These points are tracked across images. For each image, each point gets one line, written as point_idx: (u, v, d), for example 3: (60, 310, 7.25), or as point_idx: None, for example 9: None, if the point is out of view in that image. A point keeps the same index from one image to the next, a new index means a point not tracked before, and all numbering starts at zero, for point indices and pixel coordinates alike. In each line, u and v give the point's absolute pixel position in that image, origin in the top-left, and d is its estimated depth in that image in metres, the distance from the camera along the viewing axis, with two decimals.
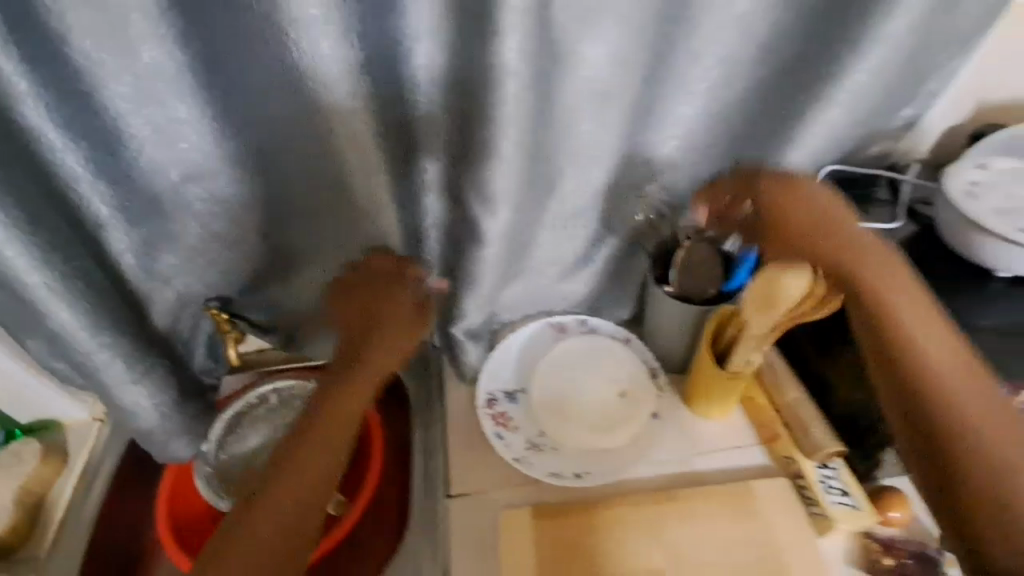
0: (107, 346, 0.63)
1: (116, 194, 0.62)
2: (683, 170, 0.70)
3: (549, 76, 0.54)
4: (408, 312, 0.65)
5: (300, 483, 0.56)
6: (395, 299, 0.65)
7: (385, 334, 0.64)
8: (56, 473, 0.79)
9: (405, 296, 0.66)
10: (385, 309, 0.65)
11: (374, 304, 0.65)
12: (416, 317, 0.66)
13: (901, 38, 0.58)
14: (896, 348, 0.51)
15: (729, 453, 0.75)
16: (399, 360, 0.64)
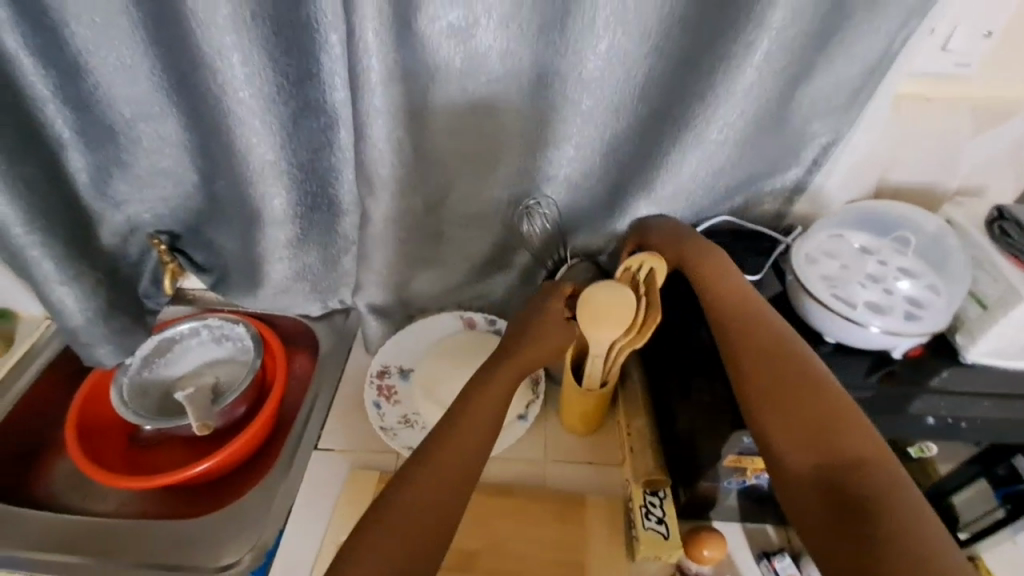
0: (39, 244, 0.72)
1: (77, 119, 0.73)
2: (575, 189, 0.75)
3: (421, 78, 0.61)
4: (559, 322, 0.67)
5: (455, 456, 0.56)
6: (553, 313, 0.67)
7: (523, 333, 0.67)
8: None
9: (553, 305, 0.68)
10: (546, 325, 0.67)
11: (548, 322, 0.67)
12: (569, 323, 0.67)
13: (758, 98, 0.62)
14: (740, 353, 0.58)
15: (580, 466, 0.78)
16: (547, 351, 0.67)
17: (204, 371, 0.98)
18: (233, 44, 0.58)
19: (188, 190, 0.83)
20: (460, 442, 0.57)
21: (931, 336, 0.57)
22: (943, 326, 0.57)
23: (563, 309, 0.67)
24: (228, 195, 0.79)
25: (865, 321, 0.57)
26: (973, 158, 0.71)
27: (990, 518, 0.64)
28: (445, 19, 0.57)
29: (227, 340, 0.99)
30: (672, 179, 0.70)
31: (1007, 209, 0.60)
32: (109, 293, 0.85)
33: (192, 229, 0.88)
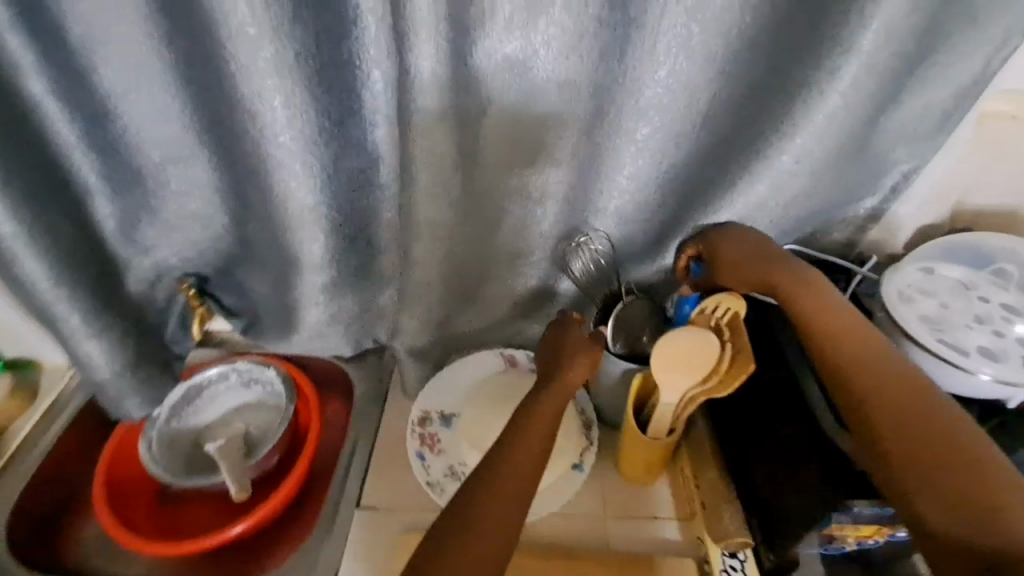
0: (63, 296, 0.68)
1: (103, 165, 0.69)
2: (627, 222, 0.69)
3: (474, 116, 0.56)
4: (577, 340, 0.66)
5: (503, 496, 0.54)
6: (572, 338, 0.66)
7: (551, 361, 0.65)
8: (20, 409, 0.86)
9: (572, 332, 0.67)
10: (570, 350, 0.65)
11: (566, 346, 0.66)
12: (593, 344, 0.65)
13: (843, 126, 0.57)
14: (854, 387, 0.52)
15: (643, 521, 0.72)
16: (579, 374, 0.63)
17: (235, 419, 0.93)
18: (274, 85, 0.53)
19: (217, 234, 0.79)
20: (512, 475, 0.55)
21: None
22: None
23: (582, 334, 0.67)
24: (261, 239, 0.75)
25: (972, 367, 0.51)
26: None
27: None
28: (502, 52, 0.52)
29: (258, 383, 0.95)
30: (738, 210, 0.64)
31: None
32: (136, 343, 0.81)
33: (221, 273, 0.84)
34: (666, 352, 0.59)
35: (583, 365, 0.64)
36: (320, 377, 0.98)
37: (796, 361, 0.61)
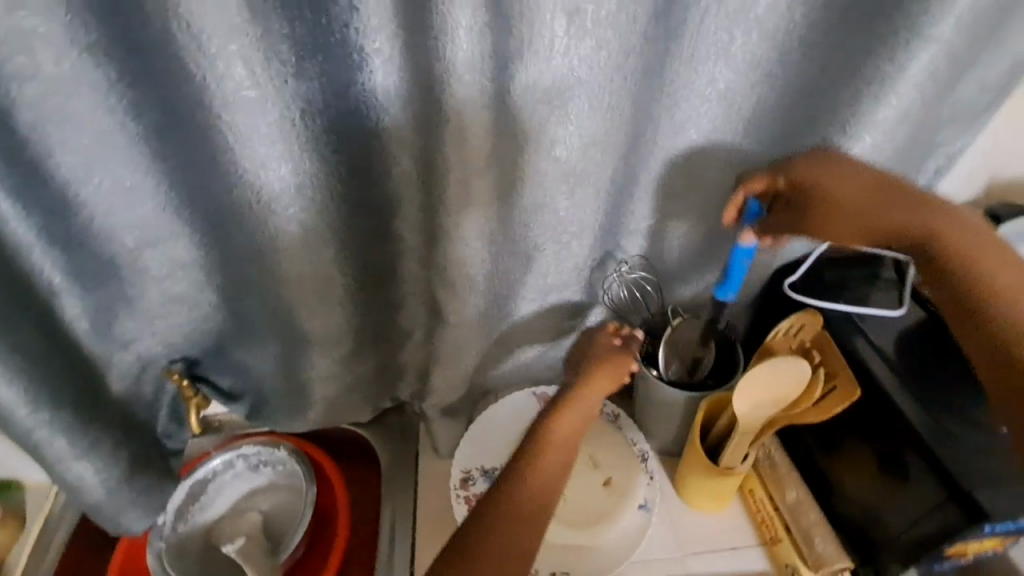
0: (43, 417, 0.59)
1: (68, 259, 0.60)
2: (667, 245, 0.66)
3: (507, 157, 0.51)
4: (602, 347, 0.63)
5: (527, 502, 0.52)
6: (598, 347, 0.62)
7: (581, 374, 0.61)
8: (12, 539, 0.77)
9: (599, 339, 0.63)
10: (596, 362, 0.61)
11: (594, 357, 0.62)
12: (619, 352, 0.62)
13: (891, 116, 0.54)
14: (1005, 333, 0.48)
15: (724, 554, 0.68)
16: (597, 391, 0.60)
17: (247, 510, 0.85)
18: (269, 151, 0.49)
19: (209, 314, 0.70)
20: (533, 485, 0.53)
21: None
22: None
23: (610, 341, 0.63)
24: (263, 314, 0.67)
25: None
26: None
27: None
28: (543, 81, 0.46)
29: (265, 467, 0.86)
30: None
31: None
32: (131, 451, 0.71)
33: (216, 354, 0.75)
34: (758, 378, 0.59)
35: (609, 378, 0.60)
36: (334, 445, 0.90)
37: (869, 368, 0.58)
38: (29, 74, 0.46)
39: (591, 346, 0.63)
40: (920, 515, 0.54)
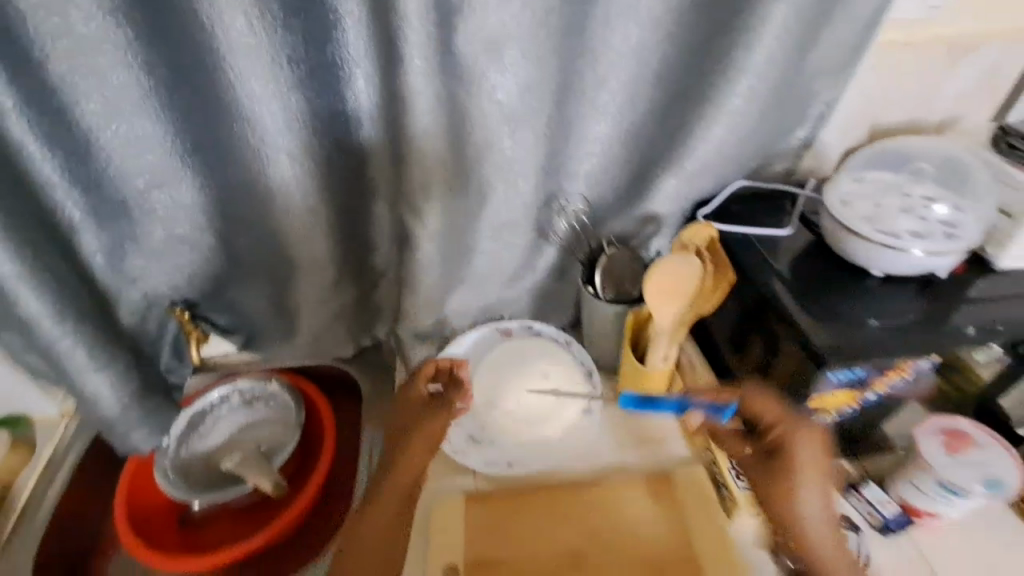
0: (69, 328, 0.69)
1: (87, 198, 0.70)
2: (600, 185, 0.78)
3: (457, 97, 0.63)
4: (419, 404, 0.78)
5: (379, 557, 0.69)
6: (416, 407, 0.78)
7: (407, 416, 0.77)
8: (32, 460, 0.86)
9: (417, 394, 0.78)
10: (417, 411, 0.77)
11: (413, 407, 0.78)
12: (431, 403, 0.78)
13: (776, 64, 0.65)
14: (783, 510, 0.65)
15: (656, 442, 0.80)
16: (420, 446, 0.74)
17: (244, 437, 0.94)
18: (264, 90, 0.59)
19: (208, 254, 0.80)
20: (363, 537, 0.70)
21: (966, 253, 0.61)
22: (977, 240, 0.60)
23: (425, 393, 0.79)
24: (257, 250, 0.78)
25: (907, 247, 0.61)
26: (957, 88, 0.77)
27: None
28: (480, 35, 0.58)
29: (258, 401, 0.96)
30: (693, 159, 0.72)
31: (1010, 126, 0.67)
32: (139, 373, 0.81)
33: (214, 293, 0.85)
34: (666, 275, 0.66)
35: (434, 419, 0.76)
36: (323, 380, 1.00)
37: (767, 274, 0.70)
38: (61, 33, 0.57)
39: (409, 400, 0.78)
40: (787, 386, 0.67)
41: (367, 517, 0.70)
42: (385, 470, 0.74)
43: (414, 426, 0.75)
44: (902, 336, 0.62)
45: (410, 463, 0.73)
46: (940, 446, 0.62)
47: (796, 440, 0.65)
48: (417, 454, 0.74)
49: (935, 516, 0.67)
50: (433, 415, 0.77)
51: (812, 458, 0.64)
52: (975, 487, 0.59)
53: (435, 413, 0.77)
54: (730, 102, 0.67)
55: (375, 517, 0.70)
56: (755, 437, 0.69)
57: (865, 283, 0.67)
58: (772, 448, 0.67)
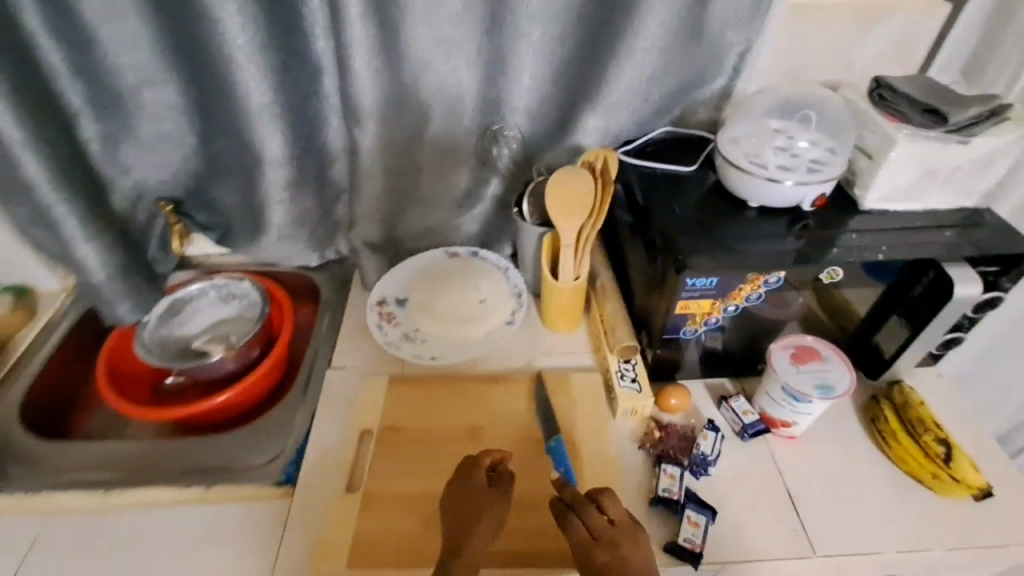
0: (61, 195, 0.81)
1: (87, 88, 0.82)
2: (534, 116, 0.88)
3: (397, 16, 0.74)
4: (480, 489, 0.65)
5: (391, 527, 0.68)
6: (473, 489, 0.65)
7: (464, 503, 0.64)
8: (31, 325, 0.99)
9: (475, 481, 0.66)
10: (481, 500, 0.64)
11: (472, 497, 0.64)
12: (497, 494, 0.65)
13: (674, 8, 0.76)
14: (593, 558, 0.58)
15: (567, 355, 0.90)
16: (486, 530, 0.62)
17: (219, 325, 1.05)
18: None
19: (190, 154, 0.91)
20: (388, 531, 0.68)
21: (829, 184, 0.71)
22: (839, 173, 0.72)
23: (483, 481, 0.66)
24: (230, 151, 0.89)
25: (780, 178, 0.71)
26: (867, 53, 0.85)
27: (900, 340, 0.76)
28: None
29: (233, 297, 1.06)
30: (613, 96, 0.83)
31: (881, 79, 0.75)
32: (124, 251, 0.93)
33: (194, 191, 0.96)
34: (560, 191, 0.77)
35: (495, 509, 0.64)
36: (292, 288, 1.11)
37: (672, 203, 0.78)
38: None
39: (468, 489, 0.65)
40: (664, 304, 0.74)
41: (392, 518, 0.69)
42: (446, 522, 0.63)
43: (482, 512, 0.63)
44: (772, 257, 0.69)
45: (477, 531, 0.62)
46: (789, 359, 0.71)
47: (627, 538, 0.60)
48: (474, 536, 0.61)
49: (790, 427, 0.75)
50: (490, 508, 0.63)
51: (640, 558, 0.59)
52: (810, 391, 0.68)
53: (490, 501, 0.64)
54: (637, 44, 0.78)
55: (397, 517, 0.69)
56: (580, 509, 0.62)
57: (747, 213, 0.75)
58: (603, 535, 0.60)
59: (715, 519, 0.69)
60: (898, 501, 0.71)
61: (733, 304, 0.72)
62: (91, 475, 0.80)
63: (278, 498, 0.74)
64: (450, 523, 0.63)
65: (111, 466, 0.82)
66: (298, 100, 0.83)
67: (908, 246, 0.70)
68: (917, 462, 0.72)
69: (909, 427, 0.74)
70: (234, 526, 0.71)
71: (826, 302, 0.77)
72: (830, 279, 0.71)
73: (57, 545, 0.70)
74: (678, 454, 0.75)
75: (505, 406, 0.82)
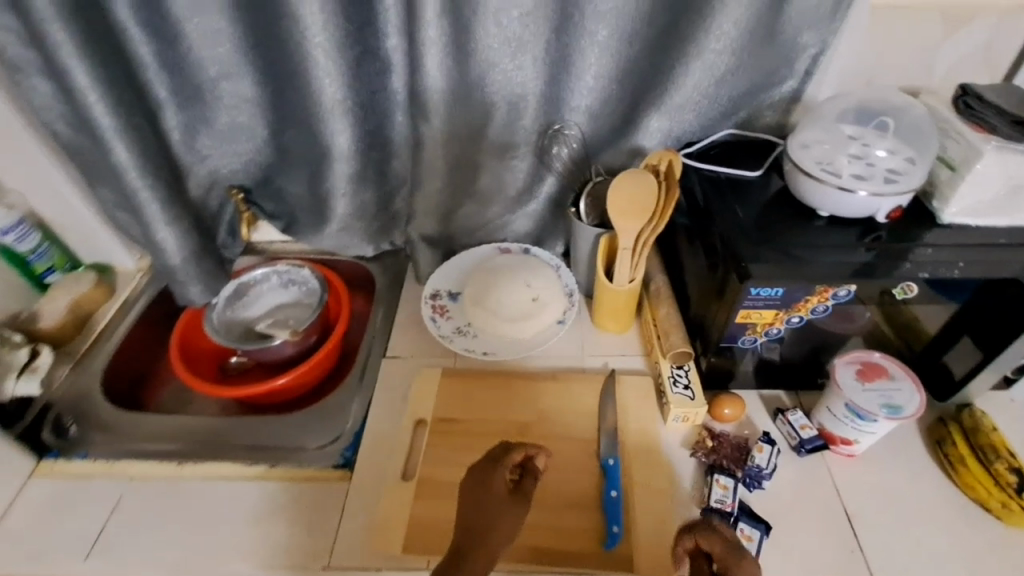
0: (146, 181, 0.86)
1: (171, 81, 0.87)
2: (596, 117, 0.88)
3: (468, 15, 0.75)
4: (500, 488, 0.62)
5: (433, 515, 0.71)
6: (491, 486, 0.62)
7: (476, 502, 0.61)
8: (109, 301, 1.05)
9: (497, 475, 0.63)
10: (498, 499, 0.61)
11: (493, 493, 0.61)
12: (515, 495, 0.62)
13: (750, 9, 0.74)
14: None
15: (618, 357, 0.90)
16: (501, 534, 0.59)
17: (282, 310, 1.10)
18: None
19: (261, 145, 0.96)
20: (431, 516, 0.71)
21: (907, 196, 0.69)
22: (918, 185, 0.69)
23: (504, 478, 0.63)
24: (299, 143, 0.93)
25: (853, 187, 0.69)
26: (949, 59, 0.82)
27: (971, 362, 0.73)
28: None
29: (294, 284, 1.11)
30: (677, 99, 0.83)
31: (969, 87, 0.72)
32: (198, 235, 0.98)
33: (264, 180, 1.01)
34: (623, 194, 0.76)
35: (509, 512, 0.61)
36: (348, 276, 1.15)
37: (736, 209, 0.77)
38: None
39: (486, 483, 0.62)
40: (723, 311, 0.73)
41: (433, 502, 0.72)
42: (465, 507, 0.61)
43: (496, 509, 0.60)
44: (845, 267, 0.67)
45: (498, 523, 0.60)
46: (855, 375, 0.69)
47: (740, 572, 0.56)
48: (495, 525, 0.59)
49: (850, 445, 0.73)
50: (508, 505, 0.61)
51: None
52: (877, 410, 0.66)
53: (509, 506, 0.61)
54: (707, 47, 0.77)
55: (440, 504, 0.72)
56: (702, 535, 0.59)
57: (815, 224, 0.73)
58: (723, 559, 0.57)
59: (768, 534, 0.68)
60: (962, 527, 0.69)
61: (797, 316, 0.71)
62: (166, 446, 0.86)
63: (336, 480, 0.77)
64: (469, 509, 0.61)
65: (179, 438, 0.87)
66: (366, 95, 0.86)
67: (990, 264, 0.66)
68: (985, 489, 0.69)
69: (978, 453, 0.71)
70: (295, 504, 0.75)
71: (894, 320, 0.74)
72: (903, 295, 0.68)
73: (135, 510, 0.75)
74: (731, 464, 0.73)
75: (569, 414, 0.81)
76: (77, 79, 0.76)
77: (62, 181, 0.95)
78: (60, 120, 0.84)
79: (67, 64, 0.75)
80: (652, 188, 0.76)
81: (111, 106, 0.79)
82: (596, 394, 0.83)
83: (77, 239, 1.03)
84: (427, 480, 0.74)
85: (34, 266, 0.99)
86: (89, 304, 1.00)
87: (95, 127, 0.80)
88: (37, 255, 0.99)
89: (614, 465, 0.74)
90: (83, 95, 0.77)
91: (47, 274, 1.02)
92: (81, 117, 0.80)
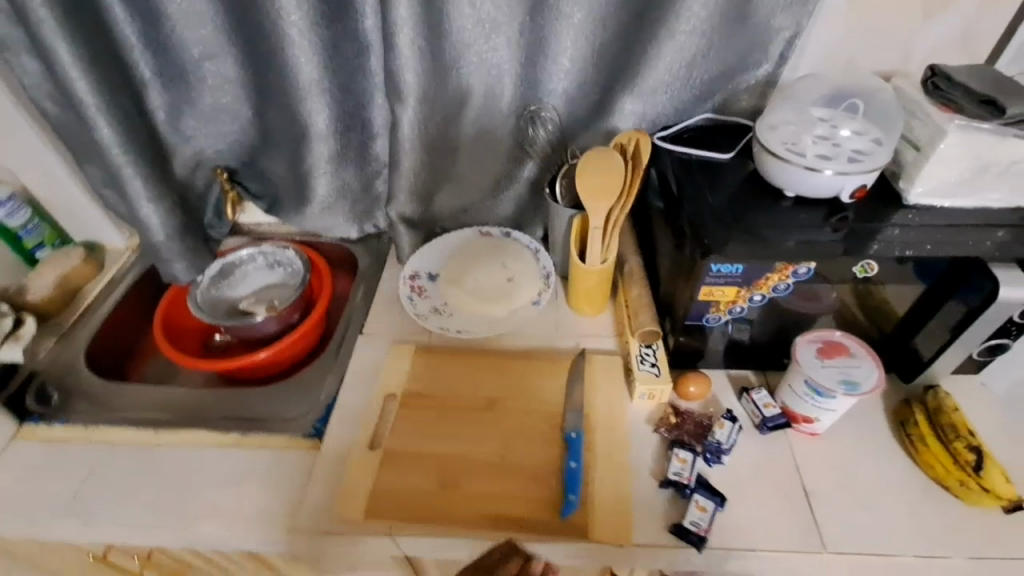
0: (129, 158, 0.88)
1: (156, 60, 0.89)
2: (573, 99, 0.89)
3: None
4: None
5: (397, 483, 0.72)
6: None
7: None
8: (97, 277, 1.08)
9: None
10: None
11: None
12: None
13: None
14: None
15: (591, 337, 0.91)
16: None
17: (267, 288, 1.13)
18: None
19: (245, 125, 0.97)
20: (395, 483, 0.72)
21: (872, 175, 0.69)
22: (883, 164, 0.69)
23: None
24: (281, 122, 0.94)
25: (818, 167, 0.69)
26: (925, 43, 0.82)
27: (937, 344, 0.73)
28: None
29: (280, 263, 1.13)
30: (650, 81, 0.84)
31: (938, 68, 0.72)
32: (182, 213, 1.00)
33: (249, 161, 1.03)
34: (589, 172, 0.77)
35: None
36: (334, 258, 1.17)
37: (705, 189, 0.77)
38: None
39: None
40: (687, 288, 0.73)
41: (397, 469, 0.74)
42: None
43: None
44: (806, 245, 0.68)
45: None
46: (815, 353, 0.70)
47: None
48: None
49: (811, 424, 0.74)
50: None
51: None
52: (836, 386, 0.67)
53: None
54: (679, 28, 0.78)
55: (405, 472, 0.74)
56: None
57: (781, 204, 0.73)
58: None
59: (723, 507, 0.69)
60: (922, 506, 0.69)
61: (759, 294, 0.71)
62: (150, 416, 0.87)
63: (307, 450, 0.78)
64: None
65: (161, 409, 0.88)
66: (345, 74, 0.87)
67: (951, 245, 0.67)
68: (943, 467, 0.69)
69: (939, 432, 0.71)
70: (264, 472, 0.76)
71: (860, 300, 0.74)
72: (865, 274, 0.68)
73: (110, 474, 0.77)
74: (690, 440, 0.75)
75: (538, 391, 0.82)
76: (61, 56, 0.78)
77: (51, 157, 0.97)
78: (47, 97, 0.86)
79: (51, 40, 0.77)
80: (619, 167, 0.77)
81: (94, 82, 0.81)
82: (565, 371, 0.85)
83: (66, 216, 1.05)
84: (392, 451, 0.76)
85: (25, 241, 1.02)
86: (78, 278, 1.02)
87: (79, 103, 0.82)
88: (28, 230, 1.01)
89: (579, 438, 0.74)
90: (66, 71, 0.79)
91: (37, 249, 1.04)
92: (66, 93, 0.82)
